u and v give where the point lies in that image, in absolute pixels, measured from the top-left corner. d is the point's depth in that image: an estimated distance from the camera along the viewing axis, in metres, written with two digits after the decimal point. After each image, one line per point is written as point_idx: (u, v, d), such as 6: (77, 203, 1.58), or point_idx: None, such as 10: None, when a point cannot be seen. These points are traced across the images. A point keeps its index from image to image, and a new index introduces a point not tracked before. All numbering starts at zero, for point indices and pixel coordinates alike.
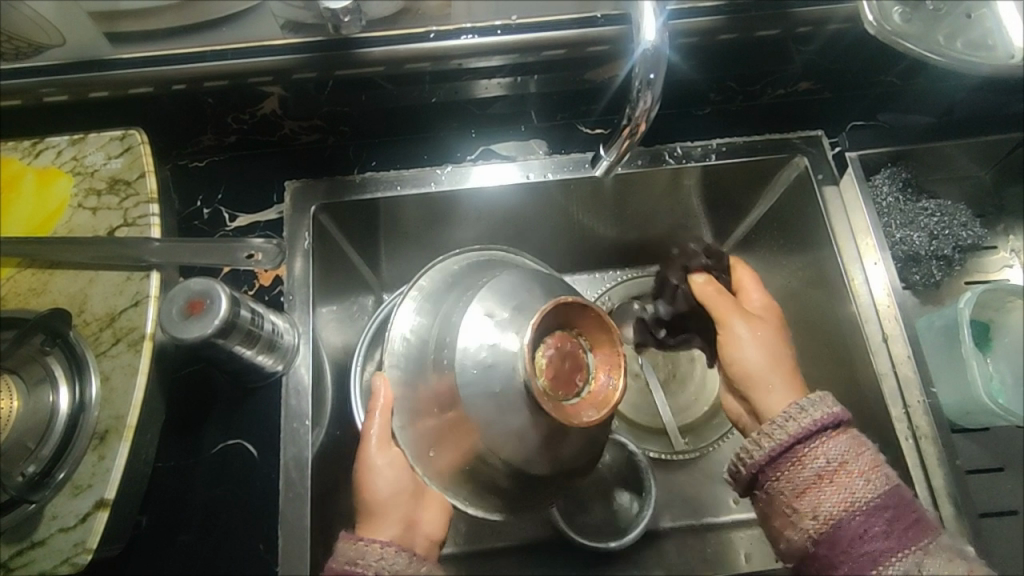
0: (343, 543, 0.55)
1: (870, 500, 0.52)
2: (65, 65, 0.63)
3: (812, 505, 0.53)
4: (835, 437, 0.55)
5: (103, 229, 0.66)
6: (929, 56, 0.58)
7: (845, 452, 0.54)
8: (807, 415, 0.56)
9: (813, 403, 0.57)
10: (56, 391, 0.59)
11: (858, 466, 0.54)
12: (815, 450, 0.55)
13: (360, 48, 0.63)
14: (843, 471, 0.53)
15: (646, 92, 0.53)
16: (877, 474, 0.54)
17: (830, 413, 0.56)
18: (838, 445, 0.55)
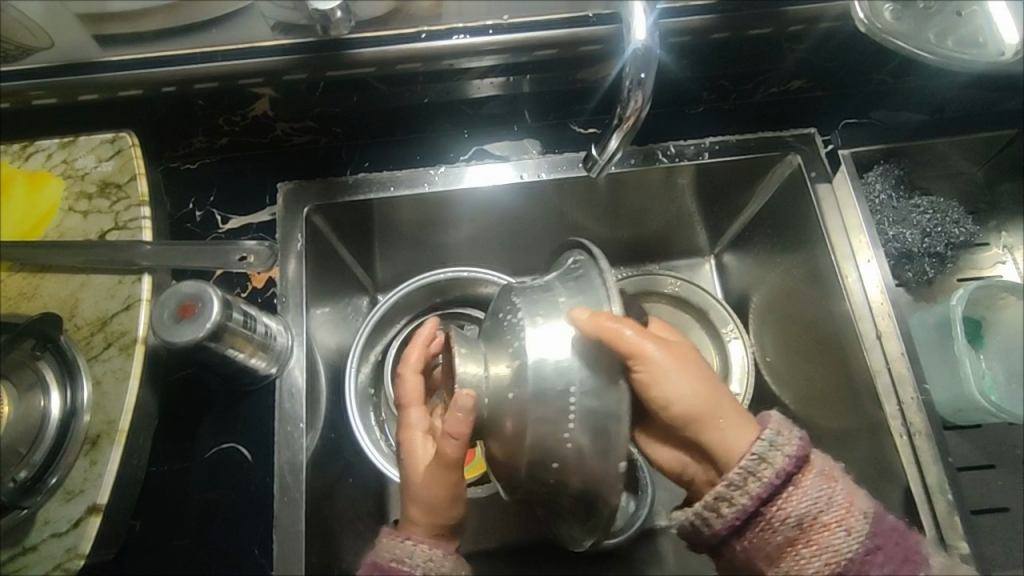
0: (387, 541, 0.52)
1: (861, 551, 0.47)
2: (54, 66, 0.63)
3: (791, 568, 0.47)
4: (803, 480, 0.48)
5: (94, 232, 0.66)
6: (922, 54, 0.58)
7: (818, 499, 0.47)
8: (761, 466, 0.47)
9: (767, 442, 0.48)
10: (47, 396, 0.59)
11: (834, 514, 0.47)
12: (783, 508, 0.47)
13: (351, 49, 0.63)
14: (817, 525, 0.47)
15: (637, 91, 0.53)
16: (862, 512, 0.47)
17: (787, 454, 0.47)
18: (808, 493, 0.47)
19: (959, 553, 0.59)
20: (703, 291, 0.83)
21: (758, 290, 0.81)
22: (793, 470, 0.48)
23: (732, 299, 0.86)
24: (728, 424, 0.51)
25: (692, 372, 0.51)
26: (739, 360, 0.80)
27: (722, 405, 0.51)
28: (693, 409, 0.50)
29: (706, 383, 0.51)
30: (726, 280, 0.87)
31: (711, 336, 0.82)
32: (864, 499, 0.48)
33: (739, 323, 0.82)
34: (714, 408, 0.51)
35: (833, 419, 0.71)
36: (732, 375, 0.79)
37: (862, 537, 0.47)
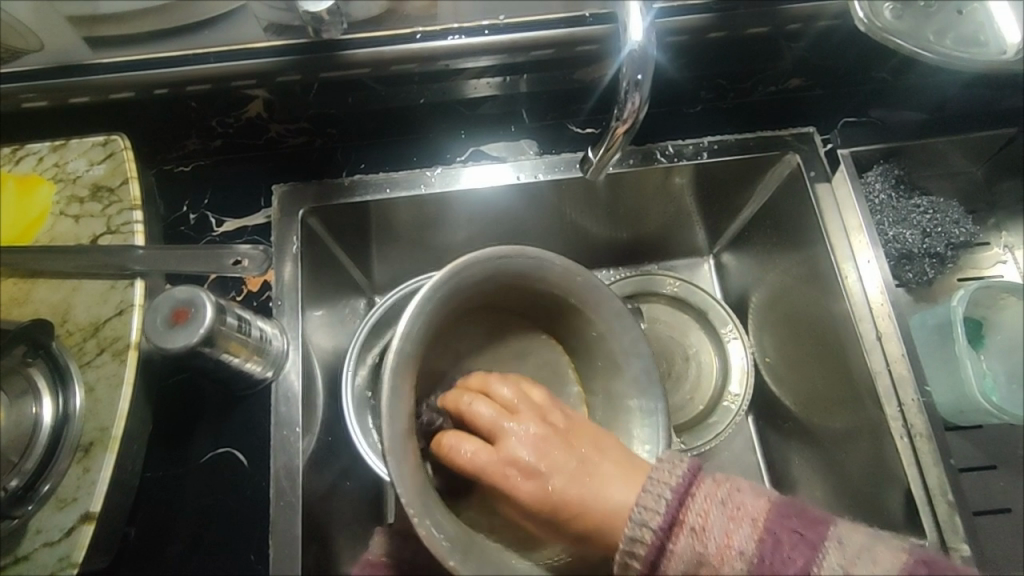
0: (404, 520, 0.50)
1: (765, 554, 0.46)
2: (42, 69, 0.62)
3: None
4: (676, 538, 0.47)
5: (86, 237, 0.65)
6: (921, 53, 0.58)
7: (701, 551, 0.47)
8: (639, 539, 0.48)
9: (637, 519, 0.48)
10: (39, 403, 0.58)
11: (733, 522, 0.47)
12: (687, 531, 0.47)
13: (345, 50, 0.62)
14: (709, 569, 0.47)
15: (634, 93, 0.52)
16: (741, 550, 0.46)
17: (653, 523, 0.48)
18: (705, 509, 0.48)
19: (960, 556, 0.58)
20: (702, 291, 0.83)
21: (757, 289, 0.81)
22: (667, 530, 0.48)
23: (732, 299, 0.86)
24: (610, 476, 0.53)
25: (551, 459, 0.53)
26: (738, 361, 0.80)
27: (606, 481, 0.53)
28: (562, 492, 0.52)
29: (572, 452, 0.54)
30: (724, 280, 0.86)
31: (709, 334, 0.82)
32: (743, 530, 0.47)
33: (738, 323, 0.82)
34: (590, 464, 0.54)
35: (833, 419, 0.71)
36: (732, 376, 0.79)
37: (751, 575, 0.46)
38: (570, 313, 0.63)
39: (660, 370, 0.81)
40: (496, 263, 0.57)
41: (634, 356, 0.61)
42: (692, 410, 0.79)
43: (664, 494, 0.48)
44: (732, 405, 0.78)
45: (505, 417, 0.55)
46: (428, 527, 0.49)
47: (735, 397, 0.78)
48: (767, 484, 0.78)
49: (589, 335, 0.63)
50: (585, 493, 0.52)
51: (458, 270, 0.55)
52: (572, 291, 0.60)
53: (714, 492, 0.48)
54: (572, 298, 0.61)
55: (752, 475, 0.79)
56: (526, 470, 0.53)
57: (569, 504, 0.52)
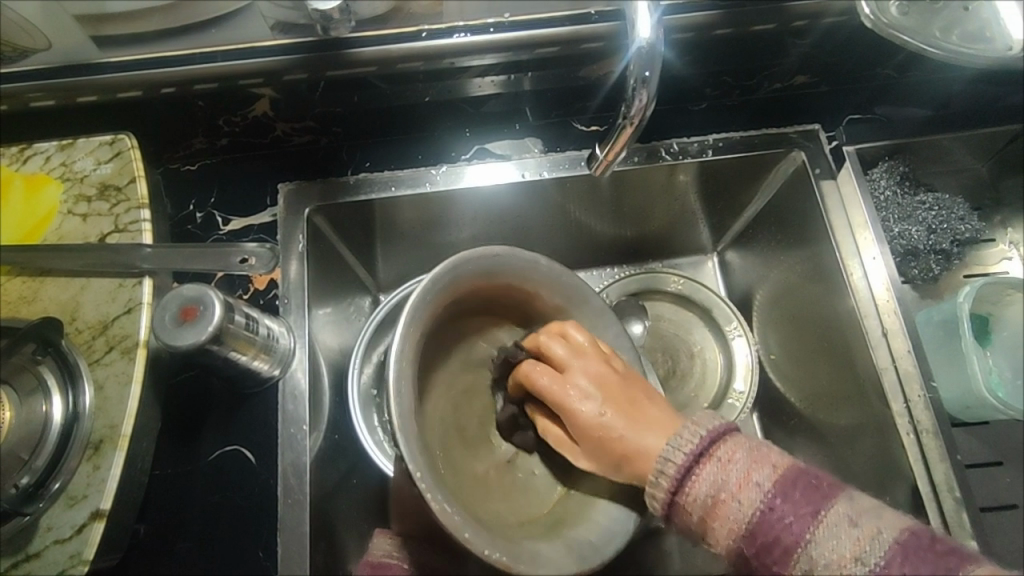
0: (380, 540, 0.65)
1: (778, 504, 0.42)
2: (50, 69, 0.62)
3: (729, 526, 0.43)
4: (699, 468, 0.45)
5: (94, 236, 0.65)
6: (927, 50, 0.59)
7: (723, 483, 0.44)
8: (670, 462, 0.46)
9: (671, 444, 0.47)
10: (49, 400, 0.59)
11: (759, 475, 0.44)
12: (708, 473, 0.45)
13: (351, 49, 0.62)
14: (724, 507, 0.43)
15: (642, 90, 0.52)
16: (762, 488, 0.43)
17: (685, 449, 0.46)
18: (732, 456, 0.45)
19: (968, 551, 0.58)
20: (707, 288, 0.83)
21: (761, 287, 0.81)
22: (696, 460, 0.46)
23: (736, 296, 0.86)
24: (649, 424, 0.50)
25: (611, 396, 0.52)
26: (744, 358, 0.80)
27: (647, 423, 0.50)
28: (613, 428, 0.51)
29: (629, 400, 0.52)
30: (728, 278, 0.87)
31: (713, 331, 0.82)
32: (762, 472, 0.44)
33: (743, 320, 0.82)
34: (636, 406, 0.52)
35: (838, 416, 0.71)
36: (736, 373, 0.80)
37: (762, 523, 0.42)
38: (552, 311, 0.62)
39: (665, 367, 0.81)
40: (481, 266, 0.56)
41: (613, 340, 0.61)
42: (698, 407, 0.79)
43: (697, 432, 0.46)
44: (738, 402, 0.78)
45: (576, 350, 0.55)
46: (439, 501, 0.49)
47: (740, 394, 0.78)
48: None
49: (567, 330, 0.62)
50: (627, 437, 0.50)
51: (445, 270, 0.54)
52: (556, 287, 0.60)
53: (742, 440, 0.45)
54: (555, 296, 0.60)
55: None
56: (582, 392, 0.53)
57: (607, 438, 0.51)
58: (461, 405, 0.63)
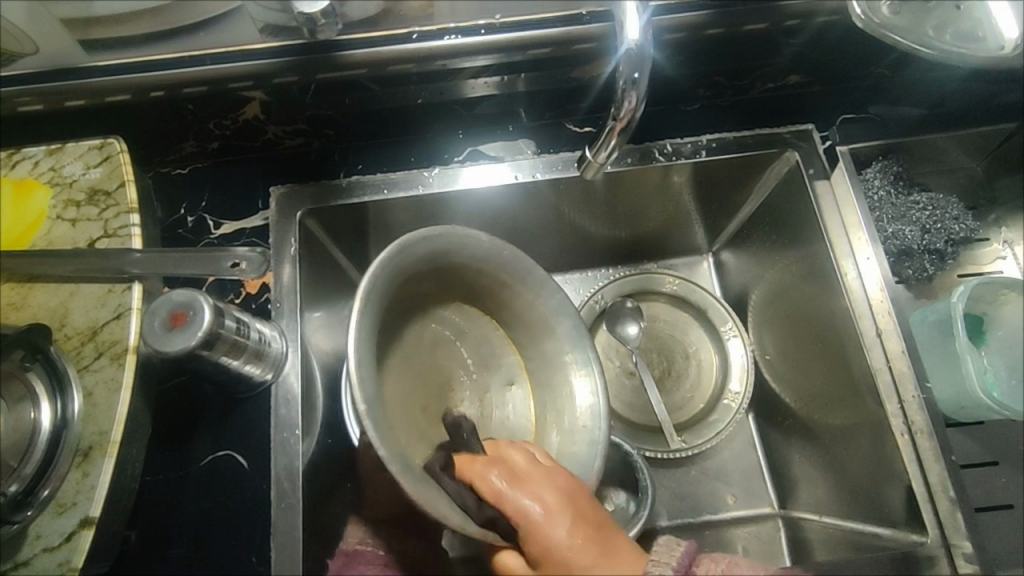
0: (369, 527, 0.56)
1: None
2: (39, 73, 0.62)
3: None
4: None
5: (83, 241, 0.65)
6: (919, 49, 0.58)
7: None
8: None
9: None
10: (37, 407, 0.58)
11: None
12: None
13: (342, 51, 0.62)
14: None
15: (631, 92, 0.52)
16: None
17: (671, 565, 0.44)
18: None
19: (963, 553, 0.58)
20: (702, 288, 0.82)
21: (757, 287, 0.81)
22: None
23: (731, 296, 0.86)
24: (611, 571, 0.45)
25: (580, 527, 0.46)
26: (739, 358, 0.80)
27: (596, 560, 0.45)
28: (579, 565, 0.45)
29: (595, 532, 0.46)
30: (724, 278, 0.86)
31: (708, 332, 0.82)
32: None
33: (738, 321, 0.82)
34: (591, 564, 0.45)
35: (834, 415, 0.70)
36: (732, 373, 0.79)
37: None
38: (497, 284, 0.60)
39: (660, 368, 0.81)
40: (422, 246, 0.55)
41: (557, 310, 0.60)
42: (694, 408, 0.79)
43: (677, 548, 0.45)
44: (733, 403, 0.78)
45: (535, 466, 0.49)
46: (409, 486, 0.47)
47: (736, 395, 0.78)
48: (769, 482, 0.78)
49: (514, 303, 0.61)
50: (594, 567, 0.45)
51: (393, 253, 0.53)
52: (495, 258, 0.58)
53: (721, 556, 0.45)
54: (499, 271, 0.59)
55: (754, 473, 0.78)
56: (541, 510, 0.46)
57: (571, 575, 0.45)
58: (418, 385, 0.62)
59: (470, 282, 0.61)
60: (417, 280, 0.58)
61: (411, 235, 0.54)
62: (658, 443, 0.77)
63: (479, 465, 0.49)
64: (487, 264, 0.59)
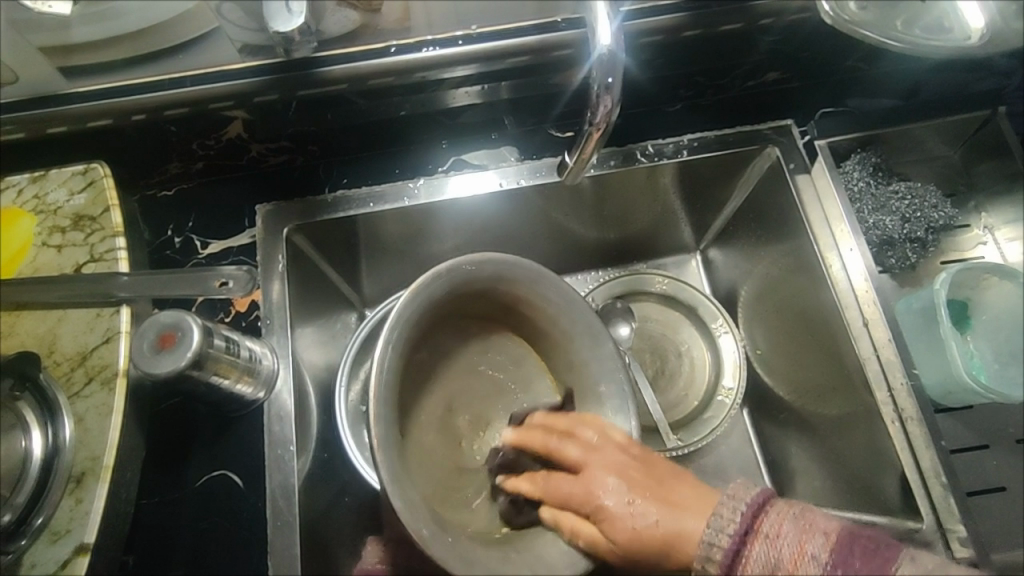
0: None
1: None
2: (19, 101, 0.62)
3: None
4: (748, 549, 0.44)
5: (70, 266, 0.65)
6: (886, 42, 0.59)
7: (777, 562, 0.43)
8: (715, 546, 0.45)
9: (711, 526, 0.46)
10: (29, 435, 0.58)
11: (790, 556, 0.43)
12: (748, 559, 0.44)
13: (321, 68, 0.63)
14: None
15: (605, 96, 0.53)
16: (817, 560, 0.42)
17: (728, 530, 0.45)
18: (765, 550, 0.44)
19: (957, 537, 0.59)
20: (692, 287, 0.83)
21: (745, 283, 0.82)
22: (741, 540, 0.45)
23: (720, 294, 0.86)
24: (687, 505, 0.49)
25: (635, 483, 0.50)
26: (732, 353, 0.80)
27: (646, 485, 0.50)
28: (643, 516, 0.49)
29: (657, 485, 0.51)
30: (713, 276, 0.87)
31: (700, 330, 0.82)
32: (816, 542, 0.43)
33: (729, 317, 0.82)
34: (664, 496, 0.50)
35: (828, 407, 0.71)
36: (725, 369, 0.80)
37: None
38: (562, 345, 0.61)
39: (654, 368, 0.82)
40: (465, 271, 0.55)
41: (609, 374, 0.58)
42: (688, 406, 0.79)
43: (737, 506, 0.46)
44: (727, 399, 0.78)
45: (592, 448, 0.53)
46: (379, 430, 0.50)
47: (730, 391, 0.79)
48: (767, 476, 0.78)
49: (557, 338, 0.61)
50: (660, 521, 0.48)
51: (431, 277, 0.54)
52: (541, 279, 0.57)
53: (787, 508, 0.45)
54: (584, 372, 0.60)
55: (751, 468, 0.79)
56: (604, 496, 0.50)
57: (634, 532, 0.49)
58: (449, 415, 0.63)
59: (550, 339, 0.61)
60: (456, 304, 0.60)
61: (493, 254, 0.56)
62: (654, 442, 0.77)
63: (555, 443, 0.55)
64: (574, 336, 0.59)
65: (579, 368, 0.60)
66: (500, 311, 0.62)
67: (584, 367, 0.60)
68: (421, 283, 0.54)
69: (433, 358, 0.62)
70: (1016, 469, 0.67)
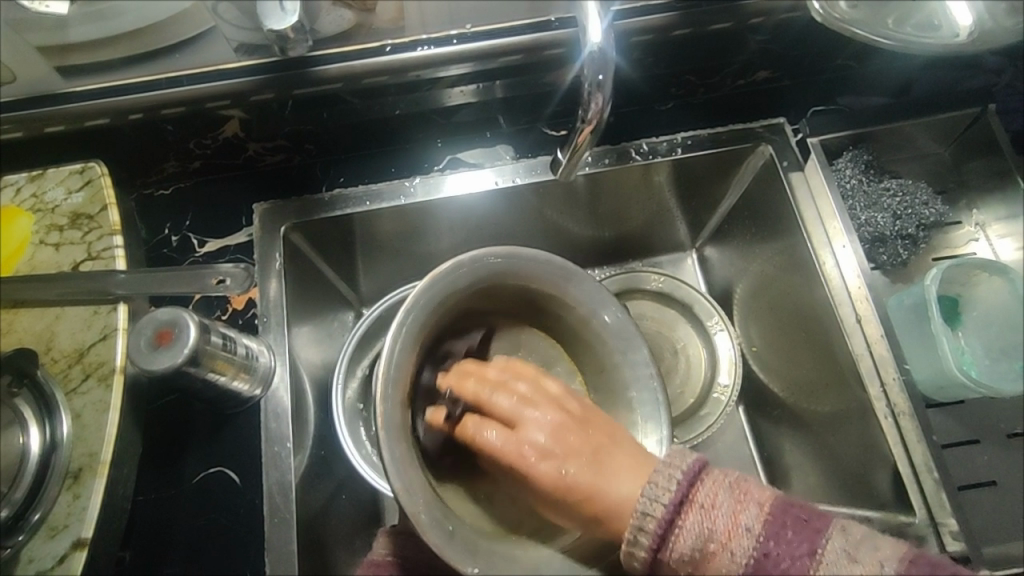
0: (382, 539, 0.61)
1: (760, 549, 0.45)
2: (16, 100, 0.62)
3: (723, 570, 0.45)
4: (683, 519, 0.46)
5: (68, 264, 0.65)
6: (877, 40, 0.60)
7: (712, 530, 0.45)
8: (649, 514, 0.46)
9: (648, 497, 0.47)
10: (27, 432, 0.59)
11: (726, 524, 0.45)
12: (683, 530, 0.46)
13: (316, 67, 0.63)
14: (719, 547, 0.45)
15: (597, 93, 0.53)
16: (748, 528, 0.45)
17: (665, 499, 0.46)
18: (702, 518, 0.46)
19: (949, 531, 0.59)
20: (687, 285, 0.84)
21: (740, 281, 0.82)
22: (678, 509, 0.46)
23: (715, 292, 0.87)
24: (621, 470, 0.50)
25: (576, 449, 0.50)
26: (726, 351, 0.81)
27: (580, 442, 0.51)
28: (574, 479, 0.49)
29: (593, 446, 0.51)
30: (708, 274, 0.87)
31: (695, 328, 0.83)
32: (748, 513, 0.46)
33: (724, 314, 0.83)
34: (596, 460, 0.50)
35: (822, 403, 0.71)
36: (720, 367, 0.80)
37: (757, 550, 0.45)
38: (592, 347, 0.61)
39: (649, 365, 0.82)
40: (493, 263, 0.57)
41: (640, 379, 0.58)
42: (684, 403, 0.80)
43: (675, 475, 0.47)
44: (722, 396, 0.79)
45: (523, 403, 0.52)
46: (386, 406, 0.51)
47: (725, 388, 0.79)
48: (761, 472, 0.79)
49: (587, 338, 0.61)
50: (595, 484, 0.49)
51: (456, 267, 0.56)
52: (571, 278, 0.58)
53: (722, 477, 0.47)
54: (613, 375, 0.60)
55: (746, 464, 0.79)
56: (539, 452, 0.50)
57: (570, 492, 0.49)
58: None
59: (582, 342, 0.62)
60: (489, 297, 0.62)
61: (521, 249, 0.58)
62: None
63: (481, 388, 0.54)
64: (607, 339, 0.60)
65: (609, 371, 0.60)
66: (530, 309, 0.63)
67: (616, 371, 0.60)
68: (443, 271, 0.55)
69: (461, 348, 0.65)
70: (1007, 463, 0.67)
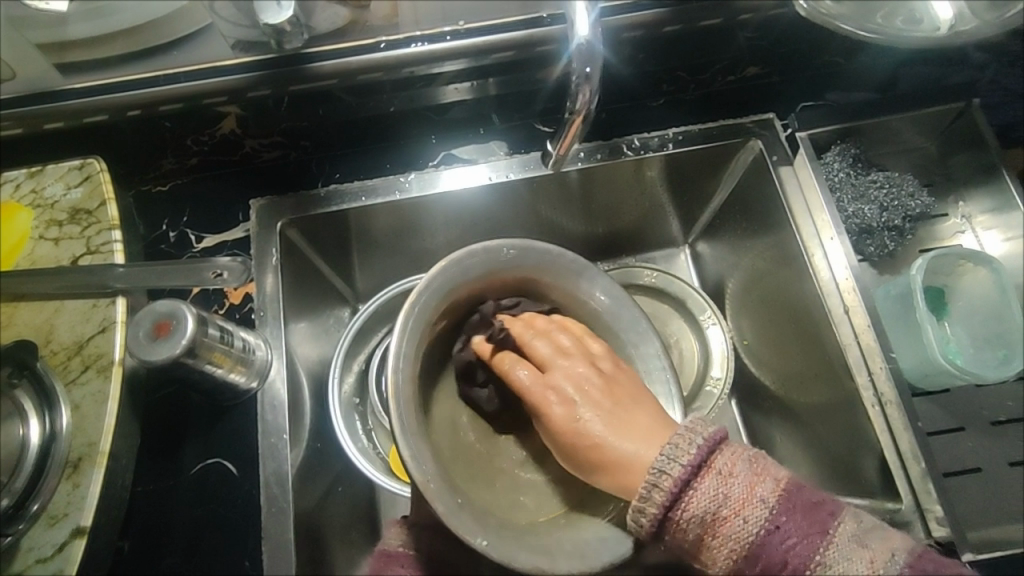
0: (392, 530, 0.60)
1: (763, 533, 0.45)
2: (15, 97, 0.63)
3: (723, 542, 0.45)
4: (699, 482, 0.46)
5: (67, 258, 0.66)
6: (862, 33, 0.61)
7: (722, 498, 0.45)
8: (665, 474, 0.46)
9: (665, 455, 0.47)
10: (27, 423, 0.60)
11: (735, 501, 0.45)
12: (691, 500, 0.45)
13: (311, 63, 0.64)
14: (725, 519, 0.45)
15: (584, 86, 0.55)
16: (761, 500, 0.45)
17: (682, 460, 0.46)
18: (710, 490, 0.45)
19: (935, 516, 0.60)
20: (680, 280, 0.84)
21: (732, 275, 0.83)
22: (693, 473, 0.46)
23: (708, 286, 0.88)
24: (641, 428, 0.52)
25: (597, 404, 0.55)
26: (719, 344, 0.81)
27: (620, 396, 0.55)
28: (592, 430, 0.53)
29: (613, 406, 0.54)
30: (701, 269, 0.88)
31: (687, 321, 0.84)
32: (765, 486, 0.46)
33: (716, 308, 0.84)
34: (612, 411, 0.54)
35: (812, 394, 0.72)
36: (713, 360, 0.81)
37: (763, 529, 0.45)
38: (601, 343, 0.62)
39: None
40: (506, 255, 0.59)
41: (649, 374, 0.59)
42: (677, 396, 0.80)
43: (695, 441, 0.47)
44: (715, 389, 0.79)
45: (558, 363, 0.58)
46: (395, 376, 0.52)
47: (717, 381, 0.80)
48: None
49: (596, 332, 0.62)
50: (609, 439, 0.52)
51: (469, 256, 0.58)
52: (581, 273, 0.61)
53: (740, 449, 0.47)
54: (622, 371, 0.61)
55: None
56: (563, 398, 0.56)
57: (580, 442, 0.53)
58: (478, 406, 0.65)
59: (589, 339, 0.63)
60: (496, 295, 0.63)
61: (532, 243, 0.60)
62: None
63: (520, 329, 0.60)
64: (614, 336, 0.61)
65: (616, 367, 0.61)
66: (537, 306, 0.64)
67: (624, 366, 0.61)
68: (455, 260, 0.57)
69: None
70: (993, 450, 0.68)
